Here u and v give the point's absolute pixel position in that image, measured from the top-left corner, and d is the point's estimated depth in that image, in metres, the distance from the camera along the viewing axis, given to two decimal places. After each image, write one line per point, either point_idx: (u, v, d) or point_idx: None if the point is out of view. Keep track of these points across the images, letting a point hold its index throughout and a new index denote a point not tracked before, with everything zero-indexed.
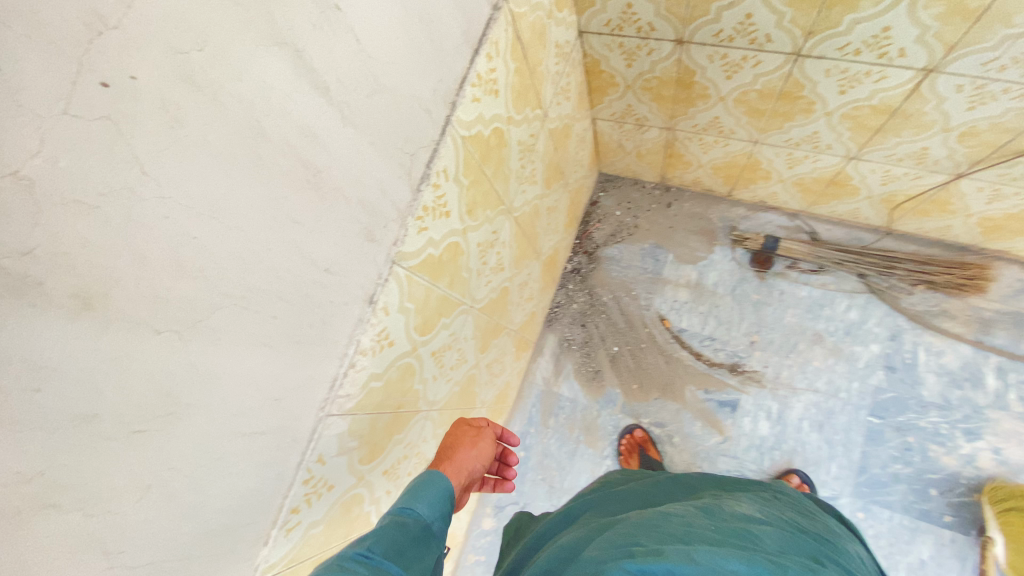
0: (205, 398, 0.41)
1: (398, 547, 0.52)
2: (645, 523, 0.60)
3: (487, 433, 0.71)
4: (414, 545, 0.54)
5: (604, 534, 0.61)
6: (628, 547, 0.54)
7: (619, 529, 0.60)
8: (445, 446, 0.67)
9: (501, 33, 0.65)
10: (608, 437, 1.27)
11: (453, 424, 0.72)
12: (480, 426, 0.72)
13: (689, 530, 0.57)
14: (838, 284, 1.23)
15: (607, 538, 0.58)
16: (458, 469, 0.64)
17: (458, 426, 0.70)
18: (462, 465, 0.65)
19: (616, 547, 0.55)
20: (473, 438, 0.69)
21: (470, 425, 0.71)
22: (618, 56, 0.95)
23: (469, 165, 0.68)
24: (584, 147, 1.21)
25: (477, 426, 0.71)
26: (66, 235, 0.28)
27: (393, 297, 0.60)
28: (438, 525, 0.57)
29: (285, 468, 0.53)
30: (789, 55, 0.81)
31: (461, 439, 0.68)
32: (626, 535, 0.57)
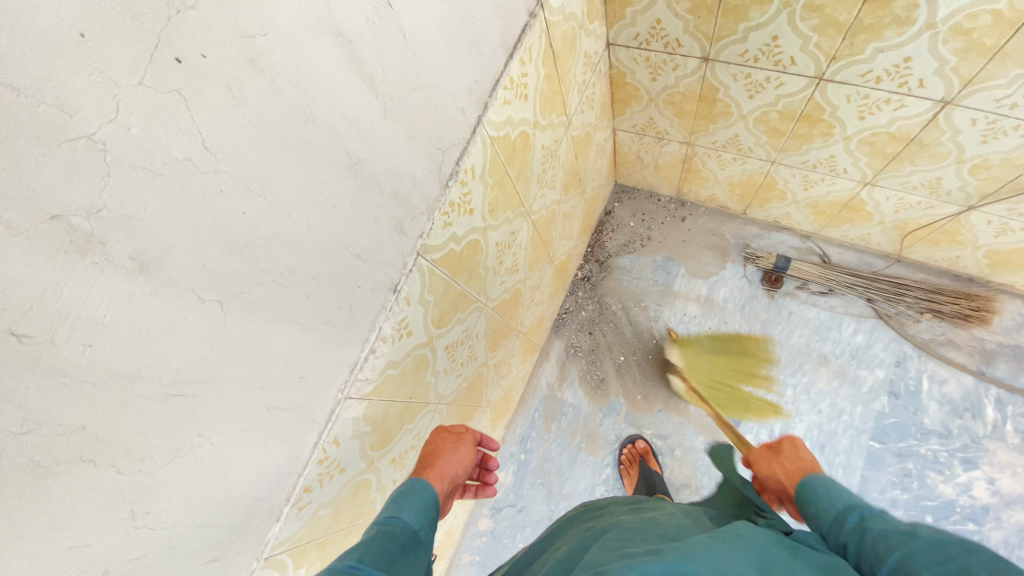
0: (236, 369, 0.42)
1: (387, 555, 0.55)
2: (641, 531, 0.59)
3: (467, 439, 0.76)
4: (403, 551, 0.57)
5: (600, 543, 0.60)
6: (623, 550, 0.54)
7: (612, 535, 0.60)
8: (426, 454, 0.72)
9: (535, 40, 0.67)
10: (609, 445, 1.28)
11: (434, 432, 0.77)
12: (460, 432, 0.77)
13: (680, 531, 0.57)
14: (846, 308, 1.24)
15: (603, 544, 0.57)
16: (441, 475, 0.69)
17: (436, 435, 0.76)
18: (441, 472, 0.70)
19: (611, 550, 0.55)
20: (453, 444, 0.74)
21: (450, 431, 0.76)
22: (644, 69, 0.97)
23: (495, 165, 0.69)
24: (603, 157, 1.23)
25: (457, 432, 0.76)
26: (132, 201, 0.30)
27: (415, 288, 0.61)
28: (423, 532, 0.61)
29: (302, 448, 0.55)
30: (812, 79, 0.83)
31: (442, 446, 0.73)
32: (621, 540, 0.57)
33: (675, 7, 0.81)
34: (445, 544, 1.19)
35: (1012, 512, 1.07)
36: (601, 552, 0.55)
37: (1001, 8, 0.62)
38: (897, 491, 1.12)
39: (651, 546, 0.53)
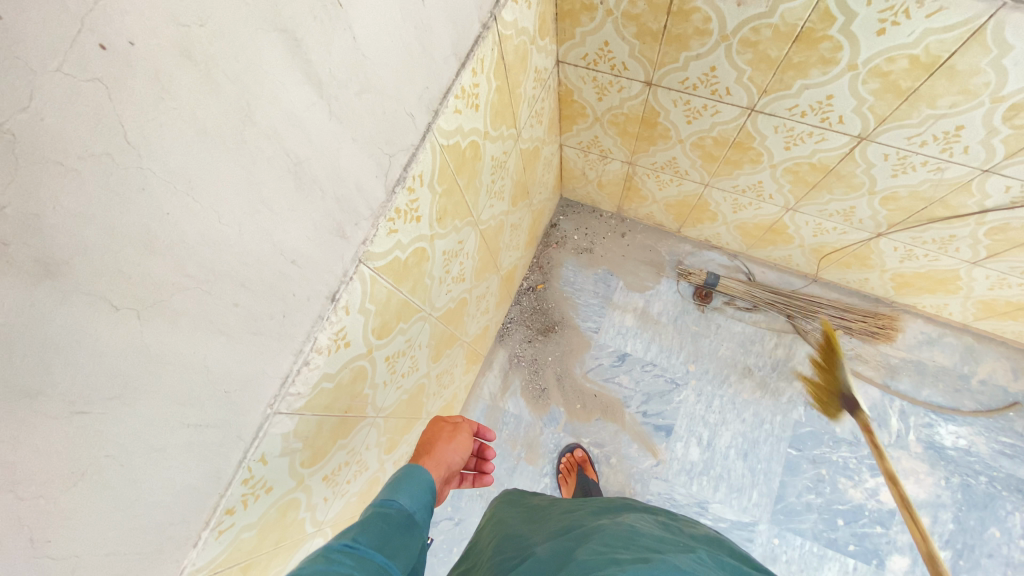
0: (153, 383, 0.38)
1: (382, 535, 0.55)
2: (621, 534, 0.62)
3: (463, 429, 0.78)
4: (399, 532, 0.57)
5: (578, 539, 0.62)
6: (611, 555, 0.56)
7: (592, 536, 0.61)
8: (424, 443, 0.73)
9: (486, 51, 0.67)
10: (548, 455, 1.29)
11: (431, 423, 0.79)
12: (457, 422, 0.78)
13: (660, 543, 0.61)
14: (769, 323, 1.33)
15: (585, 544, 0.59)
16: (437, 463, 0.70)
17: (438, 423, 0.77)
18: (441, 458, 0.71)
19: (597, 552, 0.57)
20: (450, 434, 0.76)
21: (447, 421, 0.78)
22: (591, 88, 1.00)
23: (444, 173, 0.69)
24: (549, 170, 1.25)
25: (454, 422, 0.78)
26: (38, 197, 0.27)
27: (356, 297, 0.59)
28: (419, 517, 0.61)
29: (225, 466, 0.51)
30: (745, 109, 0.88)
31: (439, 435, 0.75)
32: (606, 543, 0.59)
33: (622, 31, 0.84)
34: None
35: (915, 516, 1.15)
36: (587, 553, 0.57)
37: (918, 52, 0.67)
38: (812, 495, 1.20)
39: (638, 554, 0.56)
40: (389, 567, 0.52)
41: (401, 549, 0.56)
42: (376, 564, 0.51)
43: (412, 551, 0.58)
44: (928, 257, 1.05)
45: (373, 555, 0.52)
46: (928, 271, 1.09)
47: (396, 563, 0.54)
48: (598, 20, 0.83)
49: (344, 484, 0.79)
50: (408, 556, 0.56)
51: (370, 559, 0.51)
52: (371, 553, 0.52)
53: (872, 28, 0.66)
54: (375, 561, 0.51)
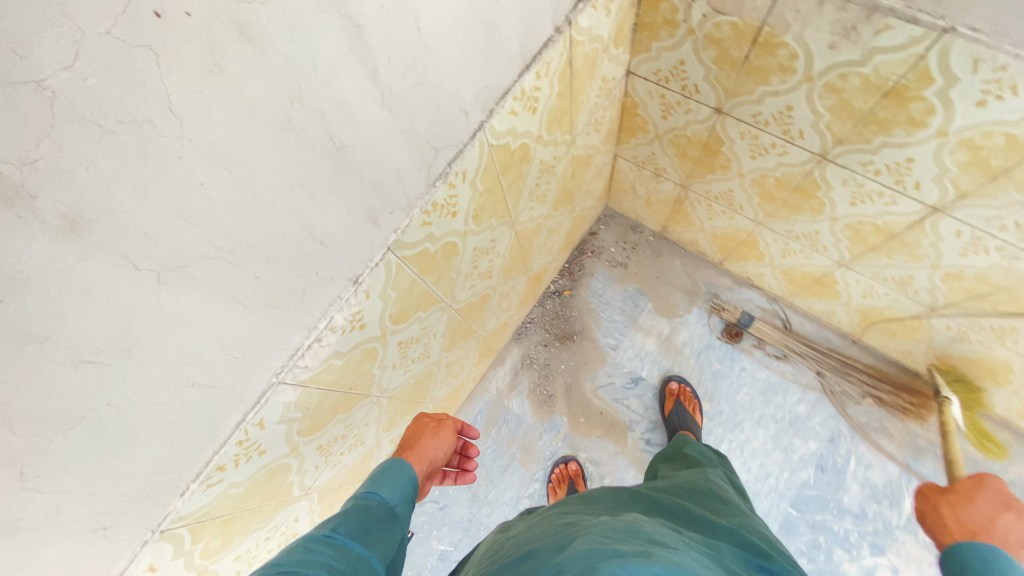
0: (162, 340, 0.39)
1: (363, 527, 0.59)
2: (625, 529, 0.60)
3: (447, 425, 0.83)
4: (378, 524, 0.61)
5: (582, 533, 0.61)
6: (612, 546, 0.54)
7: (594, 529, 0.61)
8: (408, 439, 0.78)
9: (554, 56, 0.64)
10: (543, 461, 1.28)
11: (417, 418, 0.83)
12: (442, 419, 0.83)
13: (664, 539, 0.60)
14: (795, 375, 1.28)
15: (588, 536, 0.58)
16: (420, 458, 0.74)
17: (421, 419, 0.82)
18: (424, 453, 0.75)
19: (598, 541, 0.56)
20: (434, 429, 0.80)
21: (433, 418, 0.83)
22: (656, 104, 0.96)
23: (489, 172, 0.68)
24: (599, 179, 1.22)
25: (438, 418, 0.83)
26: (74, 156, 0.27)
27: (377, 282, 0.59)
28: (399, 508, 0.64)
29: (223, 426, 0.51)
30: (815, 155, 0.83)
31: (424, 431, 0.79)
32: (607, 534, 0.58)
33: (700, 53, 0.79)
34: None
35: None
36: (587, 542, 0.56)
37: (1017, 132, 0.61)
38: (803, 560, 1.15)
39: (640, 548, 0.54)
40: (368, 558, 0.56)
41: (381, 539, 0.60)
42: (355, 554, 0.55)
43: (393, 542, 0.61)
44: (982, 343, 0.98)
45: (350, 544, 0.56)
46: (979, 358, 1.02)
47: (375, 551, 0.57)
48: (678, 37, 0.79)
49: (337, 455, 0.80)
50: (388, 545, 0.60)
51: (348, 548, 0.55)
52: (349, 543, 0.56)
53: (972, 97, 0.61)
54: (353, 551, 0.55)
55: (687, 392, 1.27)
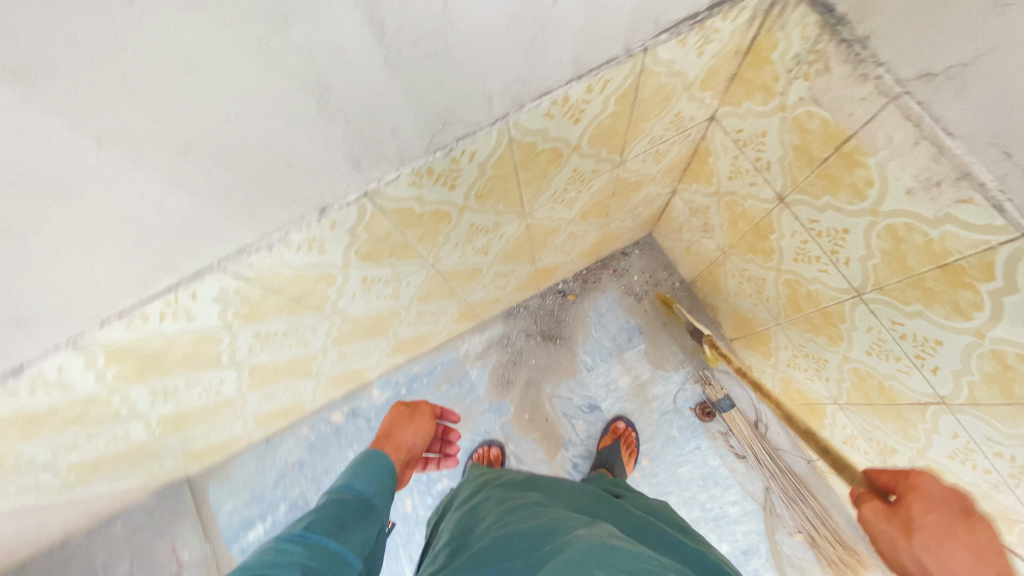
0: (93, 197, 0.41)
1: (337, 522, 0.71)
2: (597, 546, 0.59)
3: (421, 414, 1.12)
4: (354, 517, 0.74)
5: (557, 553, 0.60)
6: (587, 572, 0.54)
7: (569, 547, 0.60)
8: (388, 430, 1.05)
9: (615, 76, 0.60)
10: (475, 434, 1.36)
11: (394, 412, 1.12)
12: (415, 415, 1.11)
13: (636, 556, 0.58)
14: (744, 478, 1.26)
15: (561, 560, 0.57)
16: (396, 445, 1.00)
17: (396, 413, 1.11)
18: (401, 440, 1.02)
19: (574, 564, 0.56)
20: (409, 420, 1.09)
21: (409, 410, 1.12)
22: (727, 161, 0.90)
23: (505, 163, 0.66)
24: (648, 206, 1.16)
25: (412, 412, 1.11)
26: (24, 14, 0.30)
27: (346, 218, 0.60)
28: (375, 499, 0.80)
29: (152, 284, 0.55)
30: (853, 290, 0.77)
31: (401, 424, 1.07)
32: (580, 553, 0.58)
33: (785, 133, 0.73)
34: (293, 410, 1.28)
35: None
36: (559, 570, 0.55)
37: None
38: None
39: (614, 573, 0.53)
40: (343, 553, 0.67)
41: (355, 531, 0.72)
42: (329, 550, 0.66)
43: (370, 531, 0.74)
44: None
45: (324, 541, 0.66)
46: None
47: (350, 547, 0.68)
48: (771, 107, 0.73)
49: (276, 345, 0.85)
50: (361, 539, 0.71)
51: (323, 545, 0.65)
52: (323, 539, 0.66)
53: None
54: (326, 547, 0.66)
55: (631, 436, 1.29)
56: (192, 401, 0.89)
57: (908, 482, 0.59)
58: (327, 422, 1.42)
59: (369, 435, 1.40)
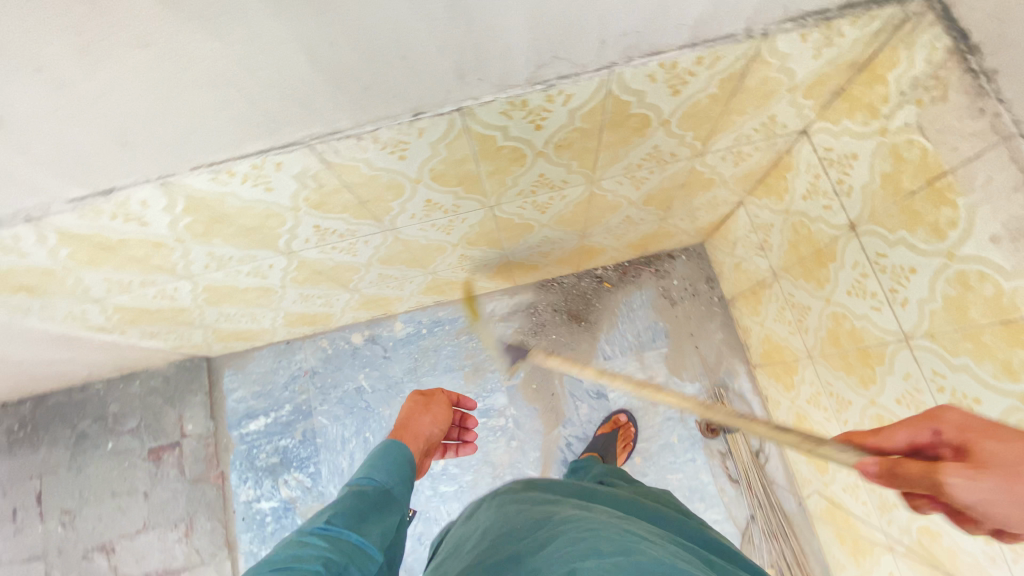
0: (231, 34, 0.45)
1: (358, 514, 0.70)
2: (598, 528, 0.61)
3: (437, 400, 1.00)
4: (374, 507, 0.73)
5: (555, 533, 0.62)
6: (590, 552, 0.55)
7: (571, 526, 0.63)
8: (402, 423, 0.93)
9: (728, 54, 0.61)
10: (481, 389, 1.41)
11: (409, 400, 1.00)
12: (431, 399, 1.00)
13: (636, 536, 0.60)
14: (731, 501, 1.26)
15: (561, 540, 0.60)
16: (415, 434, 0.90)
17: (410, 401, 0.98)
18: (419, 430, 0.91)
19: (576, 543, 0.58)
20: (424, 407, 0.97)
21: (423, 396, 1.00)
22: (807, 180, 0.89)
23: (594, 118, 0.67)
24: (711, 212, 1.15)
25: (426, 399, 0.99)
26: None
27: (434, 130, 0.62)
28: (396, 489, 0.77)
29: (244, 143, 0.58)
30: (901, 333, 0.76)
31: (415, 411, 0.95)
32: (585, 532, 0.60)
33: (876, 159, 0.72)
34: (320, 318, 1.33)
35: None
36: (560, 551, 0.58)
37: None
38: None
39: (619, 551, 0.55)
40: (363, 545, 0.67)
41: (376, 522, 0.71)
42: (350, 543, 0.66)
43: (391, 522, 0.73)
44: None
45: (346, 534, 0.67)
46: None
47: (369, 539, 0.68)
48: (869, 129, 0.71)
49: (331, 243, 0.89)
50: (383, 527, 0.71)
51: (344, 538, 0.66)
52: (345, 533, 0.67)
53: None
54: (347, 540, 0.66)
55: (629, 431, 1.30)
56: (239, 277, 0.94)
57: (931, 424, 0.48)
58: (345, 342, 1.47)
59: (382, 364, 1.45)
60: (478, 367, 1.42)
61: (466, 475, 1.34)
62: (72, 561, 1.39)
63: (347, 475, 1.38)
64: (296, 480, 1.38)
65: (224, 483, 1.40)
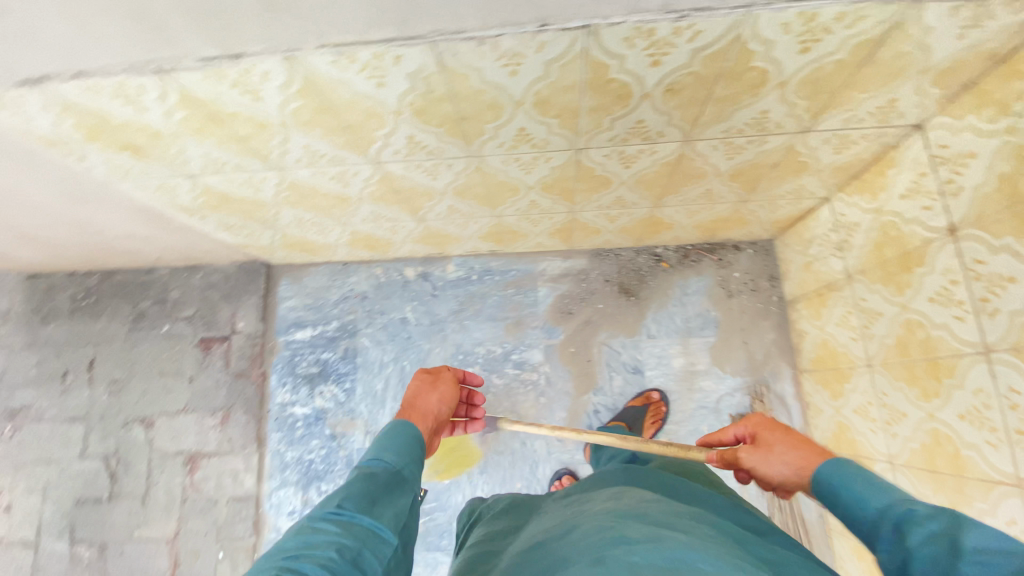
0: None
1: (371, 497, 0.66)
2: (628, 512, 0.63)
3: (444, 379, 0.97)
4: (386, 490, 0.69)
5: (583, 520, 0.64)
6: (619, 533, 0.57)
7: (598, 515, 0.64)
8: (410, 401, 0.91)
9: (872, 16, 0.59)
10: (521, 343, 1.42)
11: (416, 378, 0.97)
12: (438, 376, 0.98)
13: (668, 515, 0.62)
14: (750, 497, 1.25)
15: (589, 526, 0.62)
16: (424, 414, 0.88)
17: (417, 380, 0.96)
18: (426, 409, 0.90)
19: (603, 527, 0.60)
20: (431, 386, 0.95)
21: (430, 376, 0.97)
22: (909, 178, 0.85)
23: (714, 64, 0.66)
24: (792, 204, 1.12)
25: (434, 377, 0.97)
26: None
27: (554, 47, 0.62)
28: (408, 470, 0.73)
29: (371, 27, 0.59)
30: (979, 346, 0.73)
31: (422, 392, 0.93)
32: (612, 521, 0.61)
33: (998, 159, 0.69)
34: (380, 244, 1.37)
35: None
36: (586, 533, 0.60)
37: None
38: None
39: (648, 532, 0.56)
40: (377, 529, 0.64)
41: (389, 504, 0.67)
42: (361, 527, 0.63)
43: (403, 506, 0.69)
44: None
45: (359, 519, 0.63)
46: None
47: (384, 522, 0.65)
48: (997, 127, 0.68)
49: (418, 161, 0.91)
50: (397, 510, 0.67)
51: (357, 523, 0.63)
52: (356, 517, 0.63)
53: None
54: (359, 525, 0.63)
55: (661, 409, 1.30)
56: (322, 179, 0.97)
57: (743, 424, 0.80)
58: (398, 274, 1.51)
59: (429, 301, 1.48)
60: (520, 321, 1.44)
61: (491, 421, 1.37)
62: (112, 428, 1.49)
63: (380, 397, 1.43)
64: (331, 393, 1.44)
65: (263, 382, 1.47)
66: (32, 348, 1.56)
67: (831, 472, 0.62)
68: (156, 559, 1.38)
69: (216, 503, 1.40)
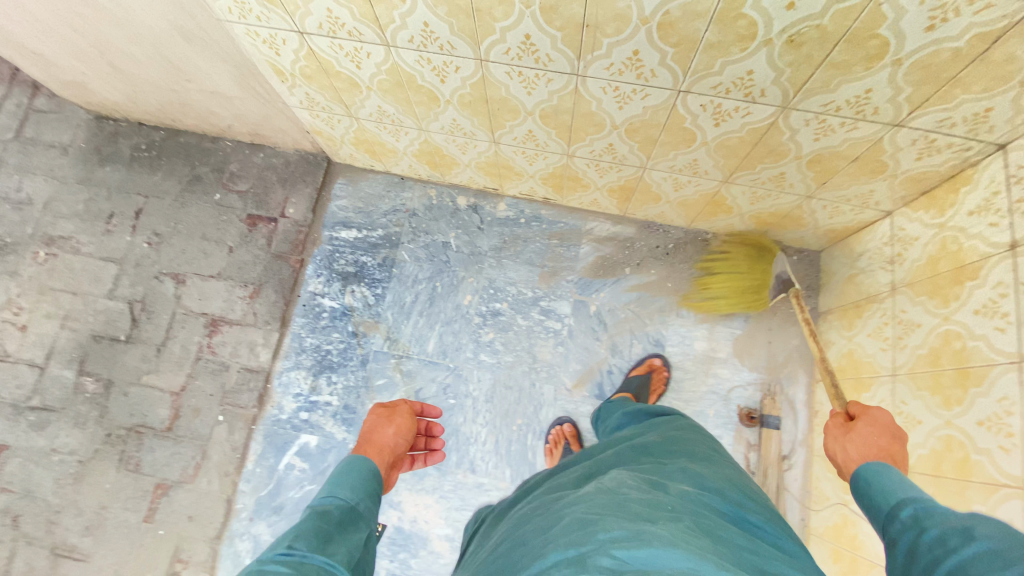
0: None
1: (320, 536, 0.64)
2: (608, 502, 0.61)
3: (399, 413, 0.98)
4: (338, 528, 0.67)
5: (566, 510, 0.63)
6: (600, 527, 0.56)
7: (580, 505, 0.62)
8: (367, 435, 0.90)
9: (1003, 5, 0.63)
10: (553, 292, 1.45)
11: (371, 413, 0.97)
12: (393, 408, 0.99)
13: (651, 509, 0.61)
14: None
15: (570, 518, 0.60)
16: (380, 447, 0.88)
17: (373, 414, 0.96)
18: (383, 442, 0.89)
19: (582, 520, 0.58)
20: (388, 418, 0.95)
21: (385, 409, 0.98)
22: (981, 196, 0.88)
23: (843, 21, 0.70)
24: (853, 214, 1.14)
25: (389, 411, 0.97)
26: None
27: None
28: (361, 506, 0.73)
29: None
30: (1015, 356, 0.78)
31: (378, 425, 0.93)
32: (592, 513, 0.59)
33: None
34: (444, 161, 1.39)
35: None
36: (566, 528, 0.58)
37: None
38: None
39: (630, 528, 0.55)
40: (331, 565, 0.61)
41: (342, 542, 0.65)
42: (315, 564, 0.59)
43: (356, 543, 0.67)
44: None
45: (310, 558, 0.60)
46: None
47: (337, 558, 0.62)
48: None
49: (523, 70, 0.94)
50: (350, 549, 0.65)
51: (308, 560, 0.59)
52: (308, 556, 0.60)
53: None
54: (313, 562, 0.59)
55: (663, 373, 1.34)
56: (422, 67, 1.00)
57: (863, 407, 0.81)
58: (450, 200, 1.53)
59: (473, 232, 1.51)
60: (556, 271, 1.46)
61: (507, 356, 1.41)
62: (144, 276, 1.52)
63: (407, 309, 1.46)
64: (362, 294, 1.48)
65: (299, 268, 1.51)
66: (83, 183, 1.59)
67: (874, 473, 0.69)
68: (157, 407, 1.41)
69: (227, 368, 1.44)
